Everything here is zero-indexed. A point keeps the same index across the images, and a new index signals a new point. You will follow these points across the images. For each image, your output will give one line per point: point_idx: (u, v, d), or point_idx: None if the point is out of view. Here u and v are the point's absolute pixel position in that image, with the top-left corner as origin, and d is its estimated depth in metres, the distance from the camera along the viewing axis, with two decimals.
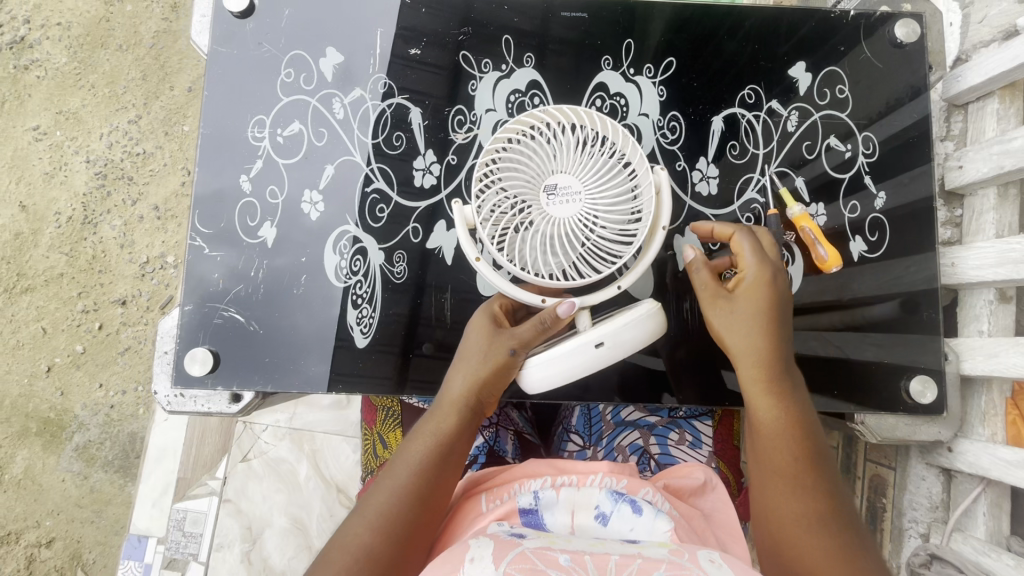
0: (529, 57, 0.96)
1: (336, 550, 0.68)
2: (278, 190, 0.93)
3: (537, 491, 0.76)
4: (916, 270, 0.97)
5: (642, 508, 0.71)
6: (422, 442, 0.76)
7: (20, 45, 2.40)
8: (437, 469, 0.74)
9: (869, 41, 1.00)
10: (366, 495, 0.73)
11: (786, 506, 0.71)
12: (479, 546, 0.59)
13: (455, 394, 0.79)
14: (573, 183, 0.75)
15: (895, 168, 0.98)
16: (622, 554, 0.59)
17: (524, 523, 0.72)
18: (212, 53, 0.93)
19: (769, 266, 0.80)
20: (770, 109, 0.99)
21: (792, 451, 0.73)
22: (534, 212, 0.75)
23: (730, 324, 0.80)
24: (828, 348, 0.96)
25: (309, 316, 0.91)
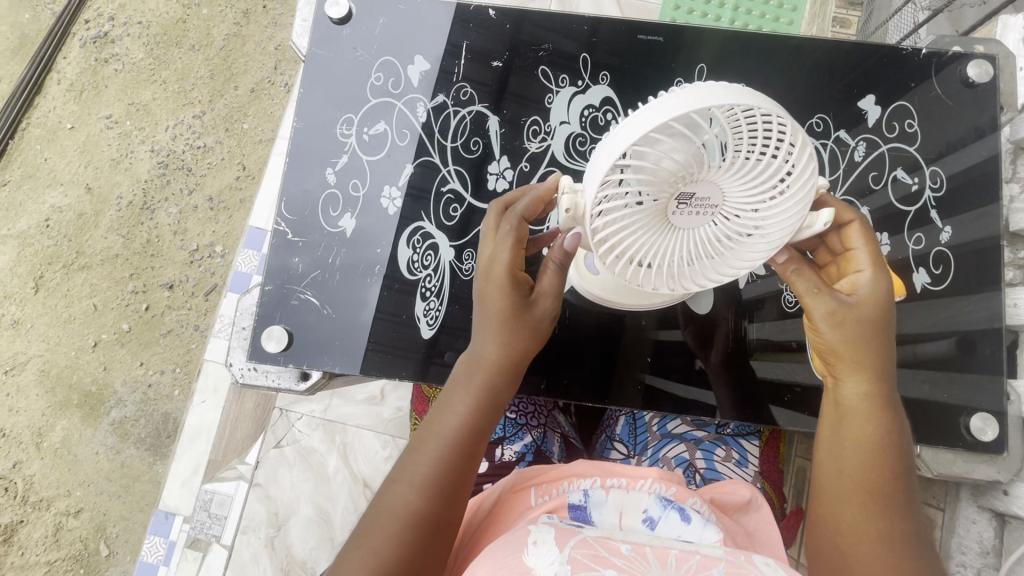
0: (605, 74, 1.00)
1: (383, 515, 0.65)
2: (359, 184, 0.98)
3: (587, 490, 0.79)
4: (979, 308, 0.97)
5: (691, 516, 0.72)
6: (458, 409, 0.70)
7: (103, 39, 2.57)
8: (475, 440, 0.69)
9: (940, 80, 1.01)
10: (404, 459, 0.69)
11: (858, 525, 0.68)
12: (541, 531, 0.61)
13: (485, 364, 0.71)
14: (714, 191, 0.61)
15: (961, 205, 0.99)
16: (680, 550, 0.61)
17: (573, 517, 0.74)
18: (311, 54, 1.00)
19: (886, 273, 0.71)
20: (838, 138, 1.01)
21: (884, 468, 0.70)
22: (658, 223, 0.64)
23: (833, 331, 0.71)
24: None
25: (369, 312, 0.95)
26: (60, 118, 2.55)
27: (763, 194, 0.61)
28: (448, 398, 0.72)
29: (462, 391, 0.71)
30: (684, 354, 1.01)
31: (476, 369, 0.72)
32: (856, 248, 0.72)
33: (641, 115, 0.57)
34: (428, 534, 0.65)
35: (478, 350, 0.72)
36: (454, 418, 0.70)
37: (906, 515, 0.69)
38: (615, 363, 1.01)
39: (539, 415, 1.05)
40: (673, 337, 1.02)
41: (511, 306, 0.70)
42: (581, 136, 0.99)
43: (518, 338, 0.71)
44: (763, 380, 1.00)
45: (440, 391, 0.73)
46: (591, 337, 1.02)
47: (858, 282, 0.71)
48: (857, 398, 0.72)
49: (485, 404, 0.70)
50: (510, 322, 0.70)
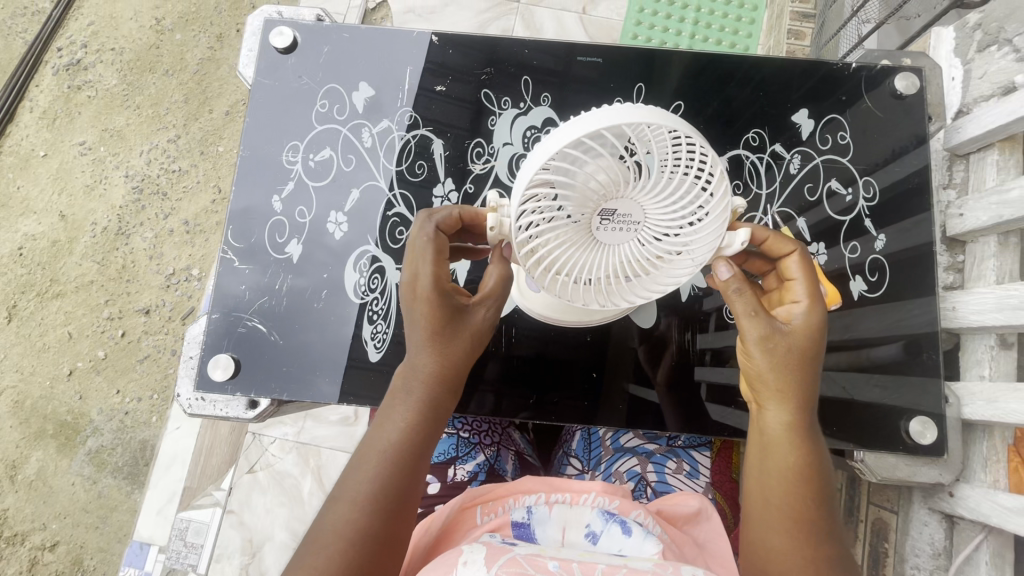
0: (546, 96, 1.02)
1: (328, 533, 0.66)
2: (306, 211, 0.99)
3: (531, 507, 0.79)
4: (918, 314, 0.99)
5: (631, 529, 0.73)
6: (396, 424, 0.70)
7: (76, 67, 2.58)
8: (414, 452, 0.70)
9: (871, 93, 1.04)
10: (347, 476, 0.69)
11: (784, 552, 0.68)
12: (471, 550, 0.62)
13: (421, 379, 0.71)
14: (634, 208, 0.65)
15: (895, 213, 1.01)
16: (608, 564, 0.62)
17: (515, 535, 0.74)
18: (256, 83, 1.01)
19: (820, 306, 0.73)
20: (773, 152, 1.03)
21: (807, 494, 0.70)
22: (580, 237, 0.67)
23: (765, 360, 0.72)
24: (833, 387, 0.97)
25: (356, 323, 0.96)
26: (33, 145, 2.55)
27: (680, 212, 0.65)
28: (386, 412, 0.72)
29: (400, 404, 0.71)
30: (640, 367, 1.02)
31: (413, 382, 0.71)
32: (794, 280, 0.75)
33: (562, 127, 0.61)
34: (373, 551, 0.65)
35: (412, 364, 0.71)
36: (393, 432, 0.70)
37: (830, 542, 0.69)
38: (568, 380, 1.02)
39: (493, 433, 1.06)
40: (622, 352, 1.03)
41: (440, 318, 0.69)
42: (524, 156, 1.01)
43: (455, 346, 0.70)
44: (712, 389, 1.02)
45: (382, 402, 0.73)
46: (539, 354, 1.03)
47: (792, 313, 0.73)
48: (782, 424, 0.72)
49: (421, 418, 0.70)
50: (443, 333, 0.70)
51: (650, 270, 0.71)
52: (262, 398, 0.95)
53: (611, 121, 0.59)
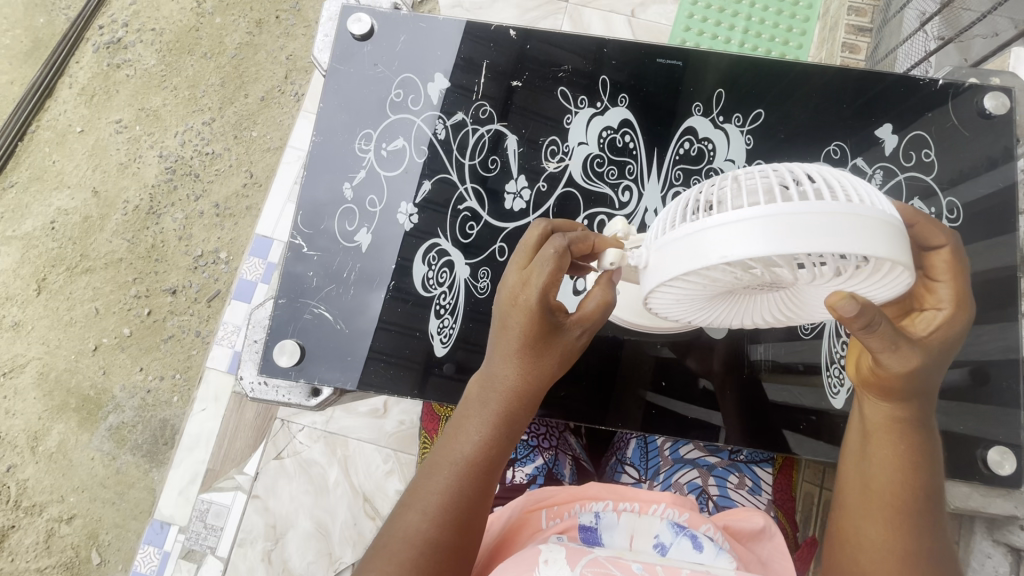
0: (624, 97, 1.01)
1: (399, 542, 0.63)
2: (377, 200, 0.98)
3: (599, 512, 0.78)
4: (992, 341, 0.96)
5: (704, 544, 0.70)
6: (471, 432, 0.68)
7: (116, 45, 2.60)
8: (489, 463, 0.67)
9: (957, 111, 1.01)
10: (419, 481, 0.67)
11: (892, 533, 0.70)
12: (552, 549, 0.60)
13: (501, 390, 0.68)
14: (781, 282, 0.62)
15: (976, 236, 0.99)
16: (691, 569, 0.61)
17: (584, 539, 0.74)
18: (332, 69, 1.00)
19: (966, 315, 0.70)
20: (854, 166, 1.01)
21: (905, 489, 0.70)
22: (719, 295, 0.67)
23: (923, 369, 0.67)
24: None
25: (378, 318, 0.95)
26: (69, 121, 2.56)
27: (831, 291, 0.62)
28: (463, 417, 0.69)
29: (475, 414, 0.69)
30: (662, 361, 1.03)
31: (492, 391, 0.68)
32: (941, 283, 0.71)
33: (727, 230, 0.55)
34: (443, 562, 0.62)
35: (493, 373, 0.69)
36: (470, 440, 0.67)
37: (927, 529, 0.70)
38: (599, 383, 1.03)
39: (551, 437, 1.06)
40: (664, 360, 1.03)
41: (537, 330, 0.66)
42: (598, 157, 1.00)
43: (542, 365, 0.68)
44: (775, 403, 1.01)
45: (455, 410, 0.71)
46: (597, 369, 1.03)
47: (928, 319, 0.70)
48: (891, 420, 0.72)
49: (498, 428, 0.68)
50: (532, 348, 0.67)
51: (779, 314, 0.74)
52: (324, 388, 0.95)
53: (783, 243, 0.52)
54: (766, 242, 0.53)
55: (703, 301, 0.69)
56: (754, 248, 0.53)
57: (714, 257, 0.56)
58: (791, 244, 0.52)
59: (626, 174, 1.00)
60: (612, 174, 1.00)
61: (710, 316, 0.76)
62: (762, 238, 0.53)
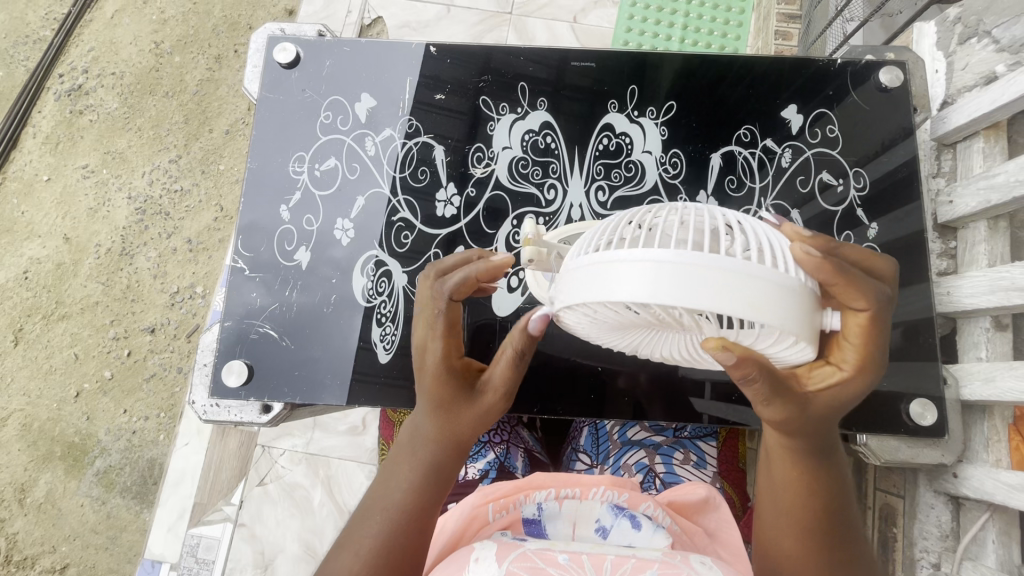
0: (543, 100, 1.06)
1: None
2: (313, 218, 1.02)
3: (541, 503, 0.81)
4: (913, 300, 1.01)
5: (641, 522, 0.76)
6: (400, 483, 0.70)
7: (78, 92, 2.63)
8: (419, 511, 0.68)
9: (858, 87, 1.07)
10: (351, 531, 0.69)
11: (797, 561, 0.67)
12: (483, 547, 0.63)
13: (430, 443, 0.71)
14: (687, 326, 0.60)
15: (888, 204, 1.04)
16: (617, 555, 0.61)
17: (528, 533, 0.77)
18: (262, 97, 1.04)
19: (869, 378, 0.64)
20: (766, 147, 1.06)
21: (808, 508, 0.68)
22: (628, 329, 0.65)
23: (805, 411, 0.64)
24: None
25: (334, 329, 0.98)
26: (36, 171, 2.58)
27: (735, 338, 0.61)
28: (393, 468, 0.72)
29: (404, 467, 0.71)
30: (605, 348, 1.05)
31: (418, 443, 0.72)
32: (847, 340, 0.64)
33: (633, 268, 0.51)
34: None
35: (416, 431, 0.72)
36: (396, 491, 0.69)
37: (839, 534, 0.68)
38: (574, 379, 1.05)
39: (503, 432, 1.10)
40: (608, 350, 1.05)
41: (448, 391, 0.71)
42: (523, 159, 1.05)
43: (462, 419, 0.70)
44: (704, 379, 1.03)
45: (388, 463, 0.73)
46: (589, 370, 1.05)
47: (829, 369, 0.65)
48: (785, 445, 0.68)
49: (426, 475, 0.70)
50: (449, 405, 0.70)
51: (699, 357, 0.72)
52: (275, 403, 0.97)
53: (679, 297, 0.49)
54: (663, 291, 0.50)
55: (610, 331, 0.67)
56: (652, 295, 0.50)
57: (614, 295, 0.52)
58: (688, 298, 0.49)
59: (549, 173, 1.04)
60: (537, 174, 1.04)
61: (621, 346, 0.73)
62: (659, 289, 0.50)
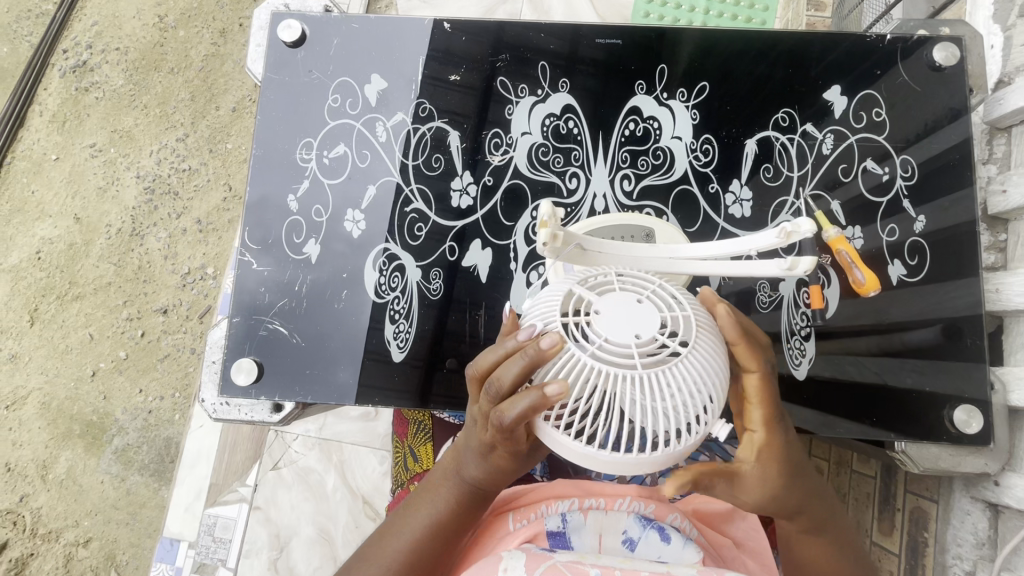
0: (564, 82, 0.99)
1: (369, 560, 0.74)
2: (323, 209, 0.97)
3: (565, 513, 0.78)
4: (958, 297, 0.96)
5: (671, 536, 0.73)
6: (436, 504, 0.76)
7: (82, 68, 2.57)
8: (447, 532, 0.75)
9: (906, 65, 0.99)
10: (391, 526, 0.77)
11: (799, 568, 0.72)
12: (511, 557, 0.60)
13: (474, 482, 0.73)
14: None
15: (934, 193, 0.98)
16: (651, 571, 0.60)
17: (552, 545, 0.73)
18: (266, 79, 0.98)
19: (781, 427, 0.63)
20: (805, 132, 0.99)
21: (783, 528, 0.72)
22: None
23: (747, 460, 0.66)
24: (865, 371, 0.96)
25: (346, 326, 0.94)
26: (44, 150, 2.55)
27: None
28: (433, 480, 0.77)
29: (443, 492, 0.76)
30: None
31: (462, 477, 0.74)
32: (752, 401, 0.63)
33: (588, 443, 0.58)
34: None
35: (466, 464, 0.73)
36: (437, 501, 0.76)
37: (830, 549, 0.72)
38: None
39: None
40: None
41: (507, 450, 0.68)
42: (543, 146, 0.98)
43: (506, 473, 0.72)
44: None
45: (428, 480, 0.78)
46: None
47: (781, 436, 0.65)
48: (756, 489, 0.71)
49: (459, 507, 0.75)
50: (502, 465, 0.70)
51: None
52: (286, 403, 0.95)
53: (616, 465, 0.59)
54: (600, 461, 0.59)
55: None
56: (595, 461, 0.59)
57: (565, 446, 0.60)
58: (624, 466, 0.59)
59: (572, 161, 0.98)
60: (559, 162, 0.98)
61: None
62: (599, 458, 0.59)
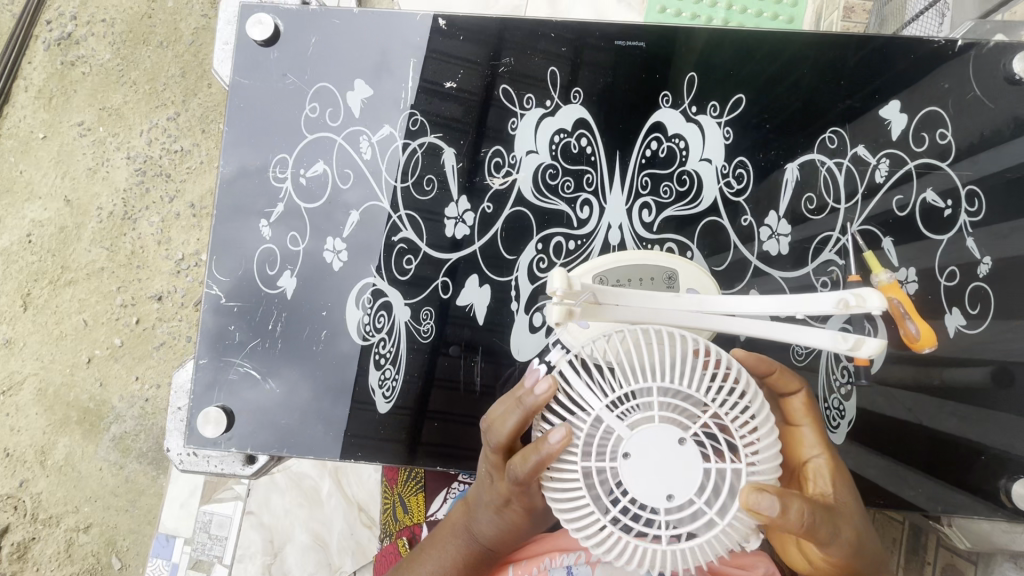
0: (578, 92, 0.87)
1: None
2: (299, 237, 0.88)
3: (570, 568, 0.68)
4: (1014, 338, 0.87)
5: None
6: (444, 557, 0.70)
7: (68, 40, 2.42)
8: None
9: (980, 78, 0.87)
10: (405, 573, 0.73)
11: None
12: None
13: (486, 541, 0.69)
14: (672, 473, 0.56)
15: (995, 221, 0.87)
16: None
17: None
18: (235, 84, 0.88)
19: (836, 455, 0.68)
20: (855, 156, 0.87)
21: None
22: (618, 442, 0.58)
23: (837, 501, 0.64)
24: (898, 408, 0.87)
25: (323, 368, 0.87)
26: (31, 127, 2.43)
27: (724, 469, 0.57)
28: (447, 530, 0.73)
29: (454, 543, 0.71)
30: None
31: (474, 533, 0.70)
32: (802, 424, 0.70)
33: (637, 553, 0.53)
34: None
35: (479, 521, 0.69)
36: (447, 554, 0.71)
37: None
38: None
39: None
40: None
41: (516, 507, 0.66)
42: (552, 168, 0.87)
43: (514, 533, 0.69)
44: None
45: (440, 528, 0.73)
46: None
47: (817, 471, 0.66)
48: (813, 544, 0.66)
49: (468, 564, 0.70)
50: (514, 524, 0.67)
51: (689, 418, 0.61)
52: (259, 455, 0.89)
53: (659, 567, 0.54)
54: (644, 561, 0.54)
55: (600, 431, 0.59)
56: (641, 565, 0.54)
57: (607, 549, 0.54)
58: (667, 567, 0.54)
59: (584, 186, 0.87)
60: (569, 187, 0.86)
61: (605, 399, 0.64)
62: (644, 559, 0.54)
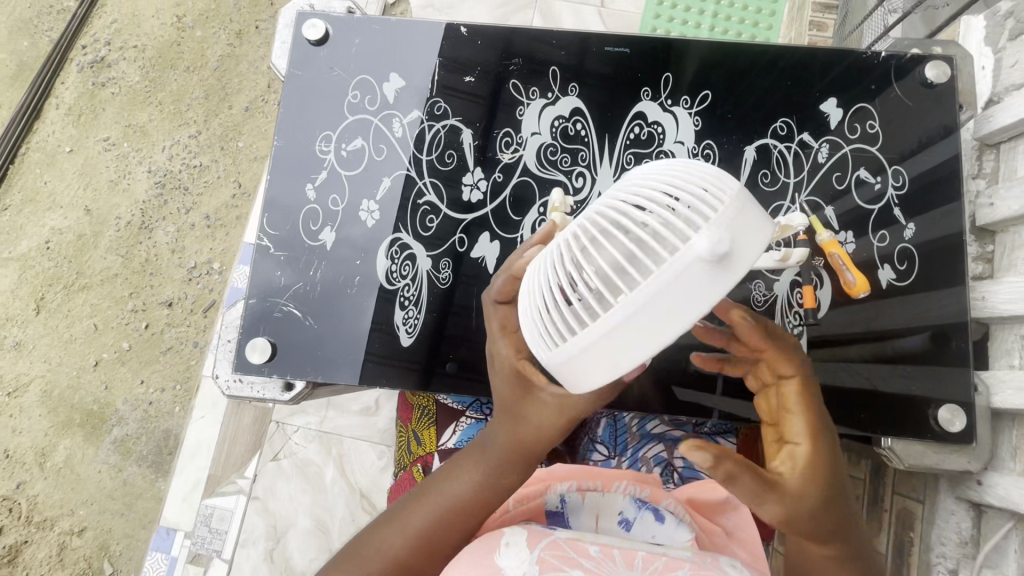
0: (574, 86, 1.04)
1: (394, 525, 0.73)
2: (339, 199, 1.03)
3: (564, 494, 0.81)
4: (946, 304, 1.00)
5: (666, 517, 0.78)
6: (465, 479, 0.74)
7: (100, 64, 2.63)
8: (471, 509, 0.73)
9: (901, 83, 1.04)
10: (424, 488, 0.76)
11: None
12: (513, 533, 0.64)
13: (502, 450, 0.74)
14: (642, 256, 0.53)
15: (926, 203, 1.02)
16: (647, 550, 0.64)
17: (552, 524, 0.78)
18: (290, 75, 1.04)
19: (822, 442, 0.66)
20: (802, 141, 1.04)
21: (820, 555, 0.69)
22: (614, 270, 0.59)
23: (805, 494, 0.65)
24: (863, 381, 1.00)
25: (352, 309, 1.00)
26: (59, 142, 2.60)
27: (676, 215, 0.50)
28: (468, 451, 0.78)
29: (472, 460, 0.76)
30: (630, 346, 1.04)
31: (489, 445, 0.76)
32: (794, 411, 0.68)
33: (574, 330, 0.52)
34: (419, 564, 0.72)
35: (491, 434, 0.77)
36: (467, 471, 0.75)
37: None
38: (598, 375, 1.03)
39: None
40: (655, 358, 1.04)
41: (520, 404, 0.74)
42: (552, 146, 1.03)
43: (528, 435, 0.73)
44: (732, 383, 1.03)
45: (461, 451, 0.78)
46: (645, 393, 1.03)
47: (789, 455, 0.66)
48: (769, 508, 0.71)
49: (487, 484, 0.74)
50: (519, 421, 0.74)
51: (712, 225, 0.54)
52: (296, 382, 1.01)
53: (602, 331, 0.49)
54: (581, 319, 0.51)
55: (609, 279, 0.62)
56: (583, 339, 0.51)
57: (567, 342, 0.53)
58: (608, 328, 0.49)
59: (578, 161, 1.03)
60: (566, 162, 1.03)
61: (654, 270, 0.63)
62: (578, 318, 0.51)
